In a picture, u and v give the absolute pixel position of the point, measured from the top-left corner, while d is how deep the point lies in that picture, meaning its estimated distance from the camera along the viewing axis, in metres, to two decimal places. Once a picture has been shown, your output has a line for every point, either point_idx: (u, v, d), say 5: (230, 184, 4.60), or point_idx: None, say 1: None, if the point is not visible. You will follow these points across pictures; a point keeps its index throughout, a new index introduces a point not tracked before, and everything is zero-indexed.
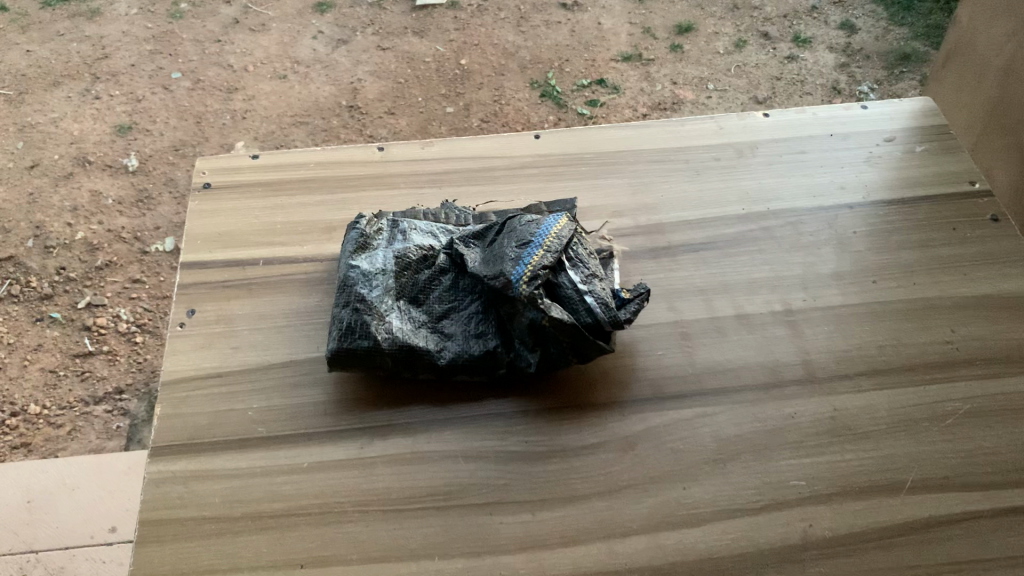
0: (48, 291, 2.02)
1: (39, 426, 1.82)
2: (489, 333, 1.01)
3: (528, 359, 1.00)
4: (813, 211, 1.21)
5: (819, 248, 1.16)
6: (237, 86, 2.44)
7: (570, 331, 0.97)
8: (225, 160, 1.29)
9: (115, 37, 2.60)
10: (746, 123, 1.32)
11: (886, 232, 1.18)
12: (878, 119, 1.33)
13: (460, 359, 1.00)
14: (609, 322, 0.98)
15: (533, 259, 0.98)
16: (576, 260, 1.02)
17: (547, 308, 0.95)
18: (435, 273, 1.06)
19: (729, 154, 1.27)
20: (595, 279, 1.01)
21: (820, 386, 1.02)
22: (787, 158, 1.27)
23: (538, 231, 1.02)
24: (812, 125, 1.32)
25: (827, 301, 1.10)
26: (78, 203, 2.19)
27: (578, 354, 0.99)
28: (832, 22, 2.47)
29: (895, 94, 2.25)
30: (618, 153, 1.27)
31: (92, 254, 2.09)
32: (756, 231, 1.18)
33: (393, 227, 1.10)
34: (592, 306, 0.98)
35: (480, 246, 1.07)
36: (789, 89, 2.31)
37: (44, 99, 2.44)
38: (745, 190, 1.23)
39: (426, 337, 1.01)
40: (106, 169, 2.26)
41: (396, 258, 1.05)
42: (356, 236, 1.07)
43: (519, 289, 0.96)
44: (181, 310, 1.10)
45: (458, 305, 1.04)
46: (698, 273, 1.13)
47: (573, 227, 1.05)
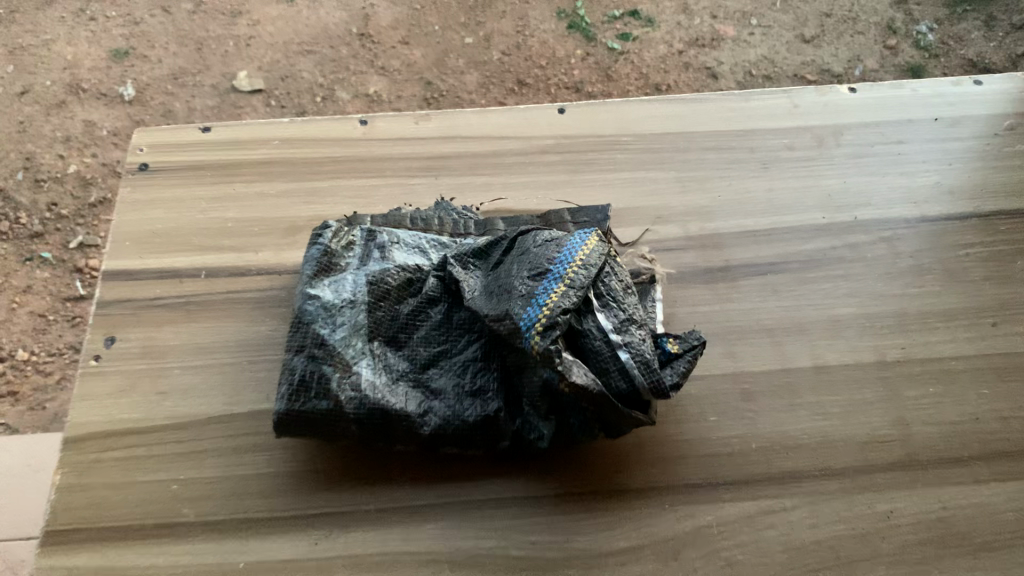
0: (39, 229, 1.65)
1: (27, 373, 1.53)
2: (489, 392, 0.76)
3: (539, 430, 0.75)
4: (912, 222, 0.94)
5: (922, 275, 0.89)
6: (242, 9, 1.89)
7: (597, 400, 0.71)
8: (170, 134, 1.02)
9: None
10: (827, 100, 1.04)
11: (1007, 255, 0.91)
12: (996, 99, 1.04)
13: (450, 427, 0.75)
14: (649, 388, 0.72)
15: (550, 297, 0.71)
16: (609, 297, 0.75)
17: (567, 368, 0.70)
18: (422, 304, 0.80)
19: (805, 143, 1.00)
20: (632, 326, 0.75)
21: (925, 474, 0.77)
22: (880, 149, 1.00)
23: (558, 254, 0.75)
24: (911, 105, 1.04)
25: (934, 351, 0.84)
26: (72, 134, 1.75)
27: (606, 426, 0.74)
28: None
29: (955, 39, 1.78)
30: (663, 135, 1.00)
31: (86, 189, 1.70)
32: (841, 249, 0.91)
33: (369, 239, 0.84)
34: (627, 366, 0.72)
35: (481, 270, 0.80)
36: (840, 28, 1.81)
37: (35, 17, 1.88)
38: (825, 191, 0.96)
39: (406, 396, 0.76)
40: (101, 98, 1.78)
41: (370, 285, 0.79)
42: (317, 253, 0.81)
43: (529, 342, 0.70)
44: (96, 337, 0.86)
45: (450, 349, 0.79)
46: (764, 307, 0.87)
47: (606, 248, 0.78)
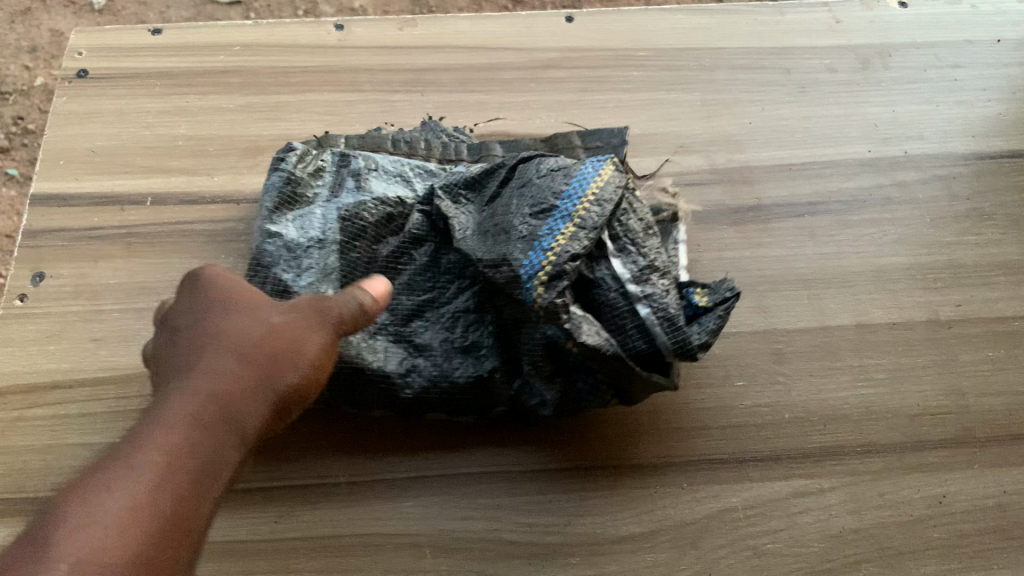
0: None
1: None
2: (483, 349, 0.64)
3: (540, 395, 0.63)
4: (969, 158, 0.81)
5: (981, 221, 0.77)
6: None
7: (610, 361, 0.60)
8: (112, 35, 0.88)
9: None
10: (873, 16, 0.90)
11: None
12: None
13: (437, 391, 0.64)
14: (672, 349, 0.60)
15: (556, 240, 0.58)
16: (627, 238, 0.62)
17: (573, 325, 0.58)
18: (404, 244, 0.67)
19: (848, 64, 0.87)
20: (653, 273, 0.62)
21: (983, 453, 0.67)
22: (934, 74, 0.87)
23: (569, 186, 0.61)
24: (968, 24, 0.90)
25: (994, 310, 0.73)
26: None
27: (618, 390, 0.63)
28: None
29: None
30: (686, 50, 0.86)
31: None
32: (889, 189, 0.79)
33: (342, 164, 0.70)
34: (647, 322, 0.60)
35: (474, 203, 0.66)
36: None
37: None
38: (871, 120, 0.83)
39: (386, 352, 0.64)
40: None
41: (343, 222, 0.66)
42: (278, 181, 0.67)
43: (532, 294, 0.58)
44: (24, 273, 0.74)
45: (437, 298, 0.66)
46: (799, 254, 0.75)
47: (625, 178, 0.64)
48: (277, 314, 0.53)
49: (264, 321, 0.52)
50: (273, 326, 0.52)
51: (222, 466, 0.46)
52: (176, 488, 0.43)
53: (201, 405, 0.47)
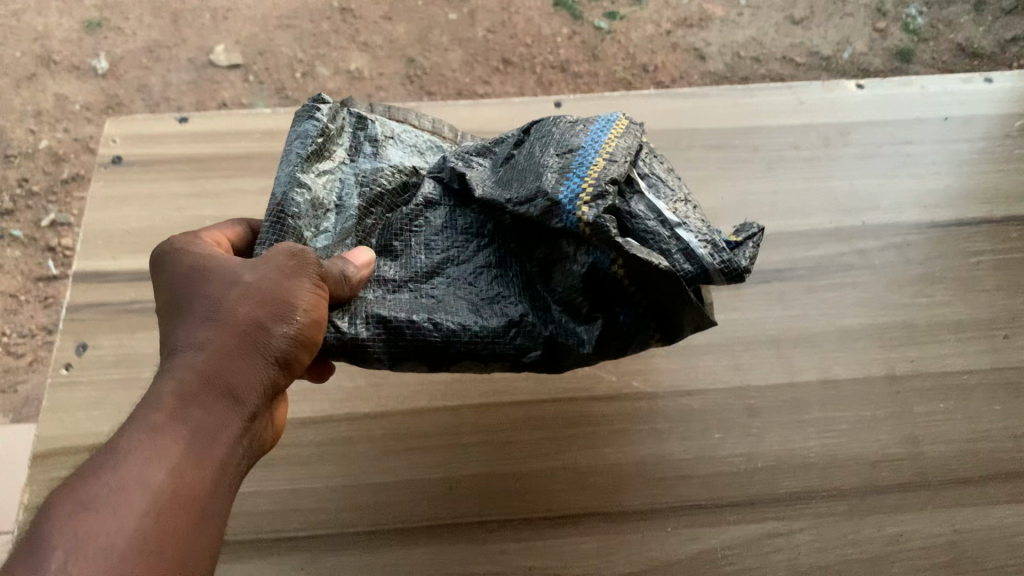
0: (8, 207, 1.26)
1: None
2: (510, 298, 0.62)
3: (579, 335, 0.59)
4: (921, 227, 0.90)
5: (932, 284, 0.86)
6: None
7: (654, 286, 0.56)
8: (142, 124, 0.96)
9: None
10: (834, 98, 1.00)
11: (1019, 263, 0.88)
12: (1003, 101, 1.01)
13: (466, 338, 0.59)
14: (720, 272, 0.55)
15: (590, 170, 0.57)
16: (653, 177, 0.61)
17: (625, 245, 0.54)
18: (418, 207, 0.65)
19: (811, 141, 0.96)
20: (684, 210, 0.60)
21: (937, 494, 0.75)
22: (889, 150, 0.96)
23: (588, 135, 0.61)
24: (918, 104, 1.00)
25: (943, 365, 0.81)
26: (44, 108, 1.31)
27: (662, 323, 0.59)
28: None
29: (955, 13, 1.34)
30: (664, 132, 0.96)
31: (59, 165, 1.29)
32: (848, 256, 0.88)
33: (359, 127, 0.68)
34: (691, 245, 0.56)
35: (488, 162, 0.66)
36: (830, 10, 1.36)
37: None
38: (833, 193, 0.92)
39: (411, 307, 0.60)
40: (72, 72, 1.32)
41: (362, 187, 0.64)
42: (313, 130, 0.64)
43: (574, 214, 0.55)
44: (67, 344, 0.82)
45: (458, 257, 0.64)
46: (769, 316, 0.83)
47: (639, 131, 0.63)
48: (245, 275, 0.55)
49: (233, 282, 0.55)
50: (243, 287, 0.55)
51: (219, 432, 0.51)
52: (171, 463, 0.48)
53: (184, 382, 0.51)
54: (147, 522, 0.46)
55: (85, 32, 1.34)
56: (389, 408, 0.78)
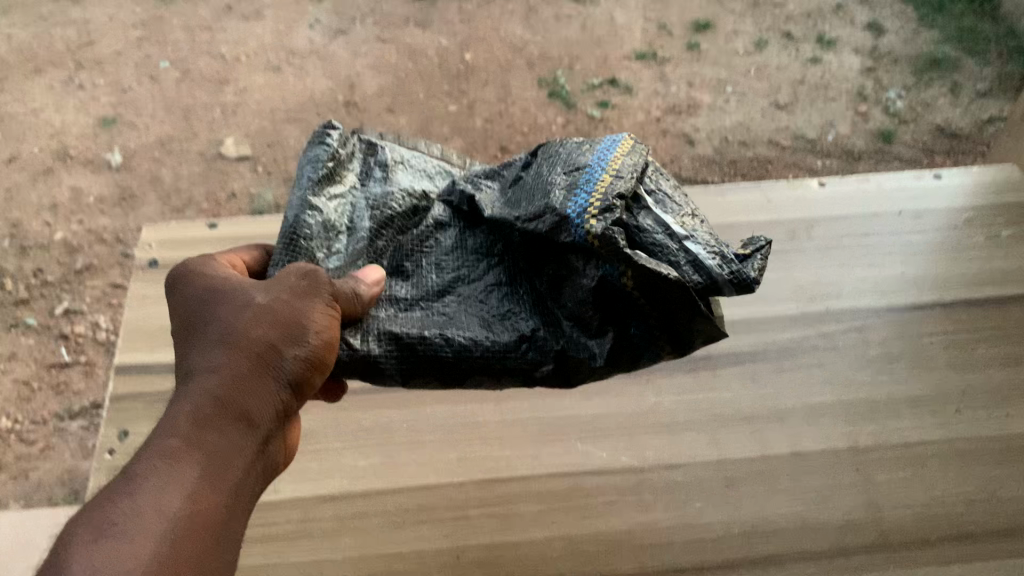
0: (24, 296, 1.43)
1: (10, 442, 1.31)
2: (521, 313, 0.75)
3: (590, 348, 0.72)
4: (880, 311, 1.00)
5: (890, 363, 0.95)
6: (228, 78, 1.66)
7: (660, 296, 0.68)
8: (177, 230, 1.07)
9: (95, 17, 1.76)
10: (798, 196, 1.11)
11: (968, 342, 0.97)
12: (951, 195, 1.12)
13: (478, 351, 0.72)
14: (728, 282, 0.67)
15: (598, 185, 0.68)
16: (659, 198, 0.73)
17: (632, 257, 0.65)
18: (429, 229, 0.80)
19: (779, 235, 1.07)
20: (688, 222, 0.72)
21: (898, 554, 0.82)
22: (850, 242, 1.07)
23: (593, 155, 0.72)
24: (874, 199, 1.11)
25: (900, 437, 0.90)
26: (59, 201, 1.53)
27: (667, 334, 0.71)
28: (857, 23, 1.72)
29: (927, 104, 1.59)
30: None
31: (71, 255, 1.47)
32: (814, 338, 0.97)
33: (370, 155, 0.84)
34: (700, 257, 0.67)
35: (495, 185, 0.80)
36: (814, 96, 1.60)
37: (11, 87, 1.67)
38: (798, 282, 1.02)
39: (428, 323, 0.73)
40: (87, 164, 1.56)
41: (373, 211, 0.78)
42: (324, 156, 0.77)
43: (585, 228, 0.65)
44: (111, 432, 0.91)
45: (468, 276, 0.78)
46: (743, 396, 0.93)
47: (642, 148, 0.76)
48: (258, 300, 0.65)
49: (247, 308, 0.64)
50: (257, 312, 0.64)
51: (234, 450, 0.59)
52: (190, 481, 0.56)
53: (203, 404, 0.60)
54: (172, 533, 0.53)
55: (101, 128, 1.60)
56: (402, 484, 0.87)
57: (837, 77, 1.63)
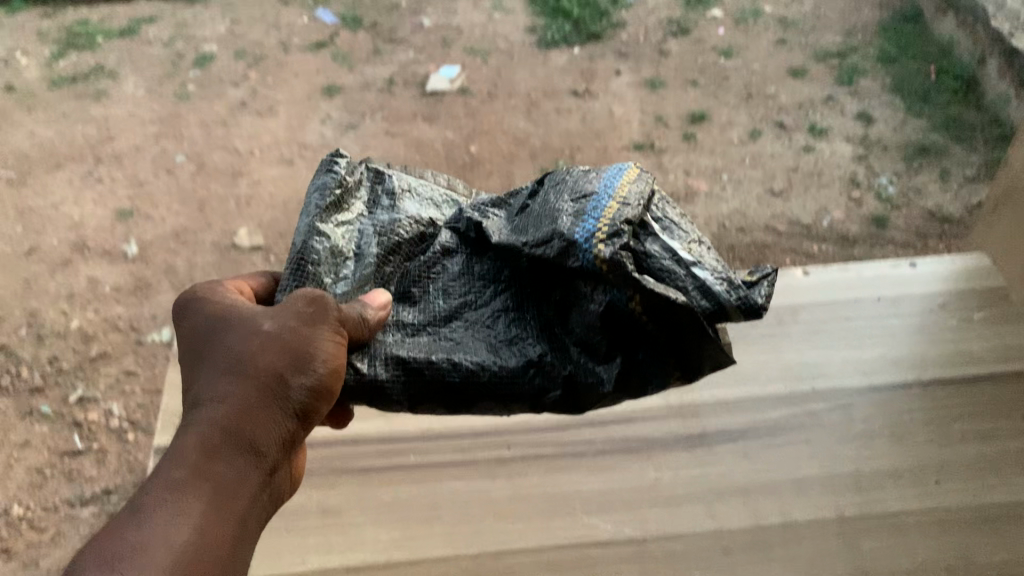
0: (39, 383, 1.54)
1: (21, 530, 1.38)
2: (528, 339, 0.79)
3: (599, 374, 0.76)
4: (863, 390, 1.08)
5: (873, 439, 1.03)
6: (241, 170, 1.86)
7: (667, 317, 0.72)
8: None
9: (119, 117, 2.00)
10: (785, 282, 1.20)
11: (945, 419, 1.05)
12: (928, 282, 1.21)
13: (487, 374, 0.76)
14: (737, 307, 0.71)
15: (604, 212, 0.73)
16: (666, 223, 0.78)
17: (641, 281, 0.70)
18: (438, 255, 0.84)
19: (768, 321, 1.15)
20: (696, 250, 0.76)
21: None
22: (834, 326, 1.15)
23: (601, 184, 0.77)
24: (856, 286, 1.20)
25: (883, 507, 0.96)
26: (76, 290, 1.68)
27: (676, 358, 0.76)
28: (849, 112, 1.88)
29: (917, 191, 1.72)
30: None
31: (87, 342, 1.59)
32: (801, 417, 1.05)
33: (377, 182, 0.86)
34: (709, 283, 0.72)
35: (503, 215, 0.84)
36: (807, 182, 1.74)
37: (43, 183, 1.88)
38: (786, 364, 1.10)
39: (433, 348, 0.77)
40: (105, 255, 1.73)
41: (379, 237, 0.82)
42: (331, 183, 0.81)
43: (592, 253, 0.71)
44: None
45: (474, 302, 0.81)
46: (738, 471, 1.00)
47: (650, 180, 0.80)
48: (267, 330, 0.70)
49: (256, 338, 0.69)
50: (265, 343, 0.69)
51: (240, 480, 0.67)
52: (199, 517, 0.63)
53: (214, 436, 0.67)
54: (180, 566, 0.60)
55: (118, 219, 1.79)
56: (421, 556, 0.94)
57: (831, 163, 1.77)
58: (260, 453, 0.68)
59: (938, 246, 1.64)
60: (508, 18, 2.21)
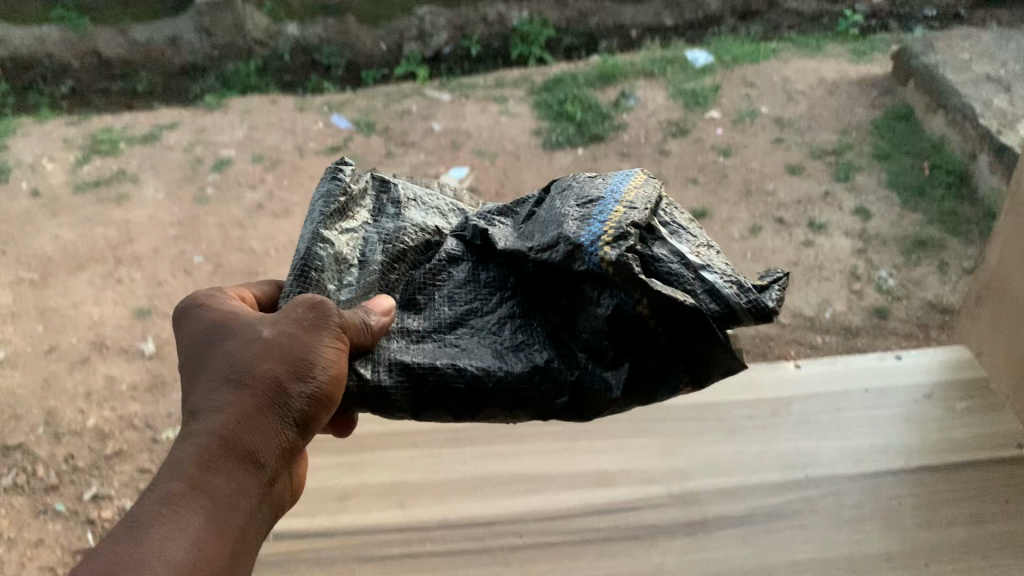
0: (54, 481, 1.60)
1: None
2: (535, 346, 0.83)
3: (607, 380, 0.79)
4: (854, 477, 1.14)
5: (864, 522, 1.09)
6: (258, 270, 1.96)
7: (674, 321, 0.74)
8: None
9: (139, 220, 2.12)
10: (777, 375, 1.28)
11: (933, 502, 1.11)
12: (912, 374, 1.29)
13: (493, 378, 0.80)
14: (746, 310, 0.73)
15: (611, 217, 0.75)
16: (672, 229, 0.80)
17: (648, 283, 0.72)
18: (444, 264, 0.89)
19: (763, 412, 1.23)
20: (703, 253, 0.79)
21: None
22: (825, 416, 1.22)
23: (607, 189, 0.80)
24: (845, 378, 1.28)
25: None
26: (93, 388, 1.75)
27: (686, 361, 0.77)
28: (846, 207, 1.99)
29: (917, 282, 1.79)
30: (647, 410, 1.24)
31: (103, 441, 1.66)
32: (795, 502, 1.11)
33: (383, 192, 0.95)
34: (717, 286, 0.74)
35: (509, 223, 0.89)
36: (808, 276, 1.82)
37: (63, 285, 1.97)
38: (781, 452, 1.17)
39: (435, 354, 0.82)
40: (123, 353, 1.81)
41: (383, 245, 0.88)
42: (336, 193, 0.88)
43: (599, 255, 0.72)
44: None
45: (480, 309, 0.86)
46: (737, 555, 1.05)
47: (655, 184, 0.83)
48: (270, 341, 0.75)
49: (257, 351, 0.75)
50: (266, 355, 0.75)
51: (239, 484, 0.72)
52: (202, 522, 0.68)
53: (217, 444, 0.72)
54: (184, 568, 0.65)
55: (137, 318, 1.87)
56: None
57: (829, 257, 1.86)
58: (260, 458, 0.74)
59: (939, 336, 1.68)
60: (515, 122, 2.36)
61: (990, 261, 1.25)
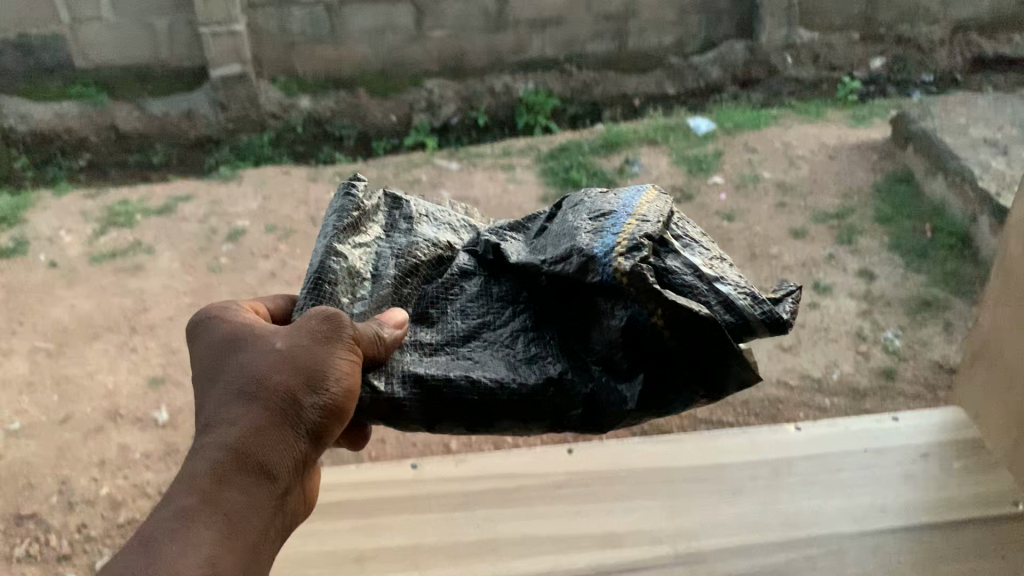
0: (67, 550, 1.61)
1: None
2: (547, 358, 0.89)
3: (622, 392, 0.86)
4: (855, 536, 1.18)
5: None
6: None
7: (687, 331, 0.79)
8: None
9: (155, 291, 2.19)
10: (779, 437, 1.33)
11: (934, 560, 1.14)
12: (911, 434, 1.33)
13: (507, 389, 0.86)
14: (761, 321, 0.80)
15: (623, 230, 0.81)
16: (684, 241, 0.86)
17: (664, 295, 0.77)
18: (456, 278, 0.96)
19: (766, 472, 1.27)
20: (715, 265, 0.85)
21: None
22: (827, 476, 1.26)
23: (620, 203, 0.87)
24: (845, 438, 1.32)
25: None
26: (107, 456, 1.79)
27: (698, 372, 0.84)
28: (850, 269, 2.04)
29: (922, 342, 1.85)
30: (653, 471, 1.28)
31: (116, 509, 1.68)
32: (799, 561, 1.15)
33: (396, 208, 1.01)
34: (731, 298, 0.80)
35: (520, 238, 0.97)
36: (815, 337, 1.87)
37: (79, 354, 2.03)
38: (784, 512, 1.21)
39: (450, 366, 0.88)
40: (137, 422, 1.86)
41: (397, 259, 0.94)
42: (349, 208, 0.93)
43: (613, 267, 0.77)
44: None
45: (491, 323, 0.92)
46: None
47: (665, 198, 0.89)
48: (283, 355, 0.81)
49: (271, 364, 0.80)
50: (279, 368, 0.80)
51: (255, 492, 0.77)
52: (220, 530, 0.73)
53: (233, 456, 0.77)
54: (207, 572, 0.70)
55: (149, 386, 1.94)
56: None
57: (835, 319, 1.91)
58: (273, 467, 0.79)
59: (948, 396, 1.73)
60: (518, 188, 2.43)
61: (986, 323, 1.31)
